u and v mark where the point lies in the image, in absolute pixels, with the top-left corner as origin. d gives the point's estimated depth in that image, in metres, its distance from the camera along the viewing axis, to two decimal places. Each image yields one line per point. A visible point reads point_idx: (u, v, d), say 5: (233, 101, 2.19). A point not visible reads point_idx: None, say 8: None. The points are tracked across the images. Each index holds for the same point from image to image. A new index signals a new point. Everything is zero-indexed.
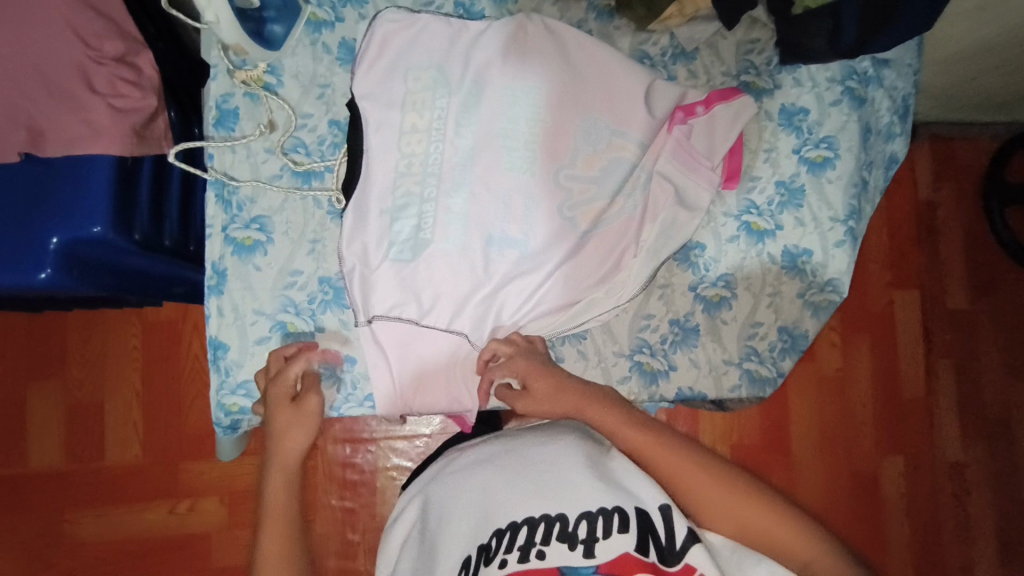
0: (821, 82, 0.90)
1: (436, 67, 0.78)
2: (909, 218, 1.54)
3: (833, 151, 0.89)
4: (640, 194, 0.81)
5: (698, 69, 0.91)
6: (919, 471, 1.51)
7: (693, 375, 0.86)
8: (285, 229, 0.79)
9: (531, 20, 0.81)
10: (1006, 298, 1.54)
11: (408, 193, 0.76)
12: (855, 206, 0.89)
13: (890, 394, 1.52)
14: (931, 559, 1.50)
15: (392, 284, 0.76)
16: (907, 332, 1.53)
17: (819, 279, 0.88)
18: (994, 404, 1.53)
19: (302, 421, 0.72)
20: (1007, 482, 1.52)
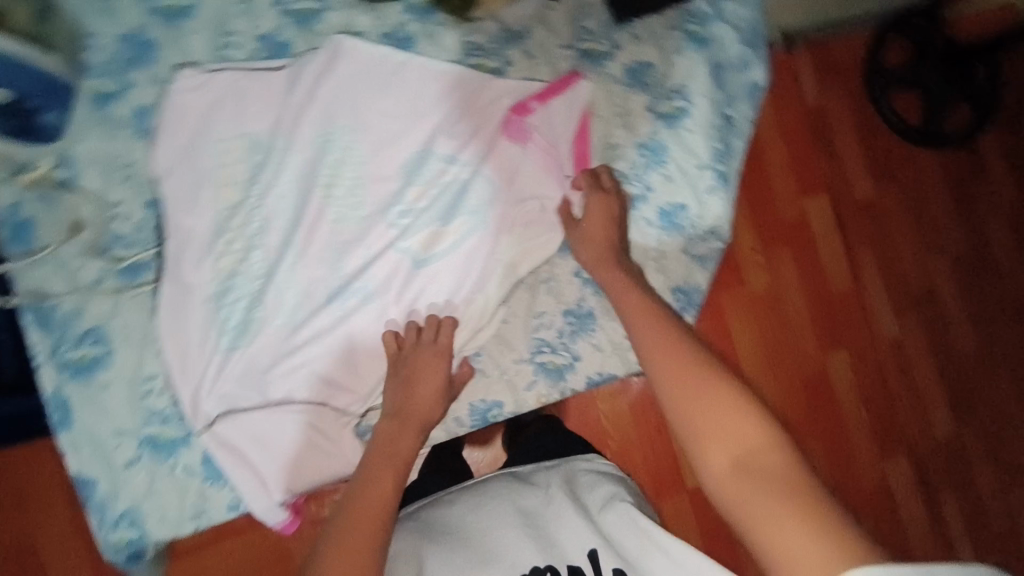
0: (660, 32, 0.87)
1: (248, 136, 0.77)
2: (802, 125, 1.48)
3: (686, 101, 0.87)
4: (475, 200, 0.80)
5: (532, 46, 0.84)
6: (866, 361, 1.48)
7: (596, 359, 0.85)
8: (125, 334, 0.74)
9: (338, 54, 0.78)
10: (905, 178, 1.55)
11: (228, 268, 0.76)
12: (718, 148, 0.88)
13: (821, 292, 1.47)
14: (892, 443, 1.49)
15: (247, 367, 0.76)
16: (825, 235, 1.47)
17: (699, 229, 0.87)
18: (915, 277, 1.54)
19: (413, 426, 0.71)
20: (944, 349, 1.54)
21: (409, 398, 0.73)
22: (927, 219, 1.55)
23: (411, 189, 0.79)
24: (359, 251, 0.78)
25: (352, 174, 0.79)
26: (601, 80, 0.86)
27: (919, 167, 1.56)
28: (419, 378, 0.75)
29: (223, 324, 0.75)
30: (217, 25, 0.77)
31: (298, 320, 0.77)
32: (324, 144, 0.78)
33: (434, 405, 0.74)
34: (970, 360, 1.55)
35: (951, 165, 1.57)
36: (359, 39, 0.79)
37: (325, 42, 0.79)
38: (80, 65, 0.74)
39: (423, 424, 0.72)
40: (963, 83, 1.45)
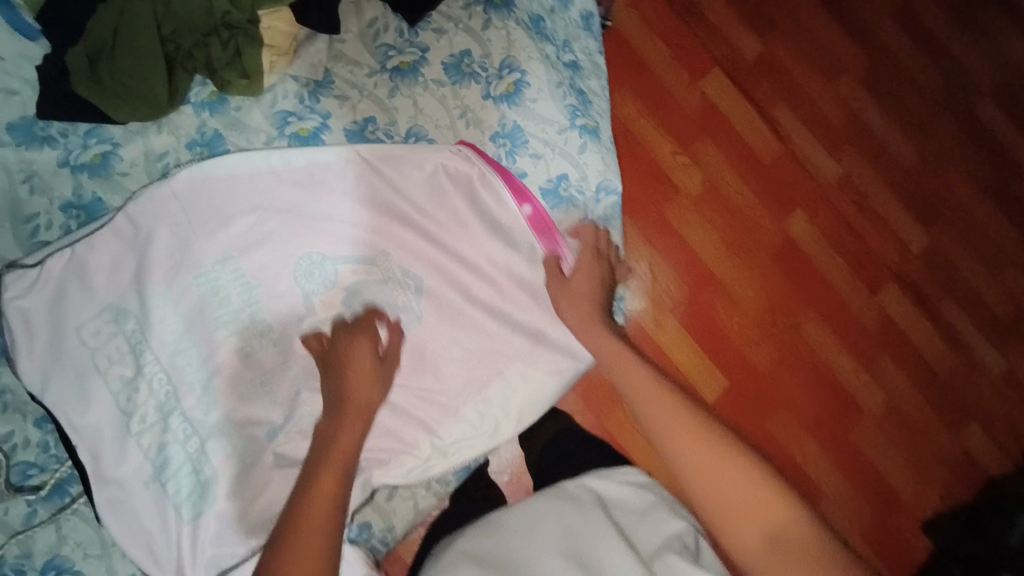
0: (460, 14, 0.82)
1: (112, 305, 0.71)
2: (665, 15, 1.42)
3: (518, 72, 0.82)
4: (376, 277, 0.78)
5: (343, 86, 0.78)
6: (819, 209, 1.45)
7: (557, 363, 0.82)
8: (84, 550, 0.69)
9: (180, 198, 0.73)
10: (783, 21, 1.48)
11: (157, 444, 0.71)
12: (572, 104, 0.84)
13: (753, 166, 1.43)
14: (877, 274, 1.46)
15: (232, 532, 0.71)
16: (732, 110, 1.43)
17: (589, 193, 0.84)
18: (833, 108, 1.49)
19: (352, 416, 0.68)
20: (889, 164, 1.49)
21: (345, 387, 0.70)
22: (821, 51, 1.49)
23: (319, 299, 0.76)
24: (287, 379, 0.75)
25: (247, 299, 0.75)
26: (427, 89, 0.80)
27: (792, 4, 1.49)
28: (348, 364, 0.71)
29: (175, 499, 0.70)
30: (13, 214, 0.71)
31: (250, 461, 0.73)
32: (196, 283, 0.73)
33: (372, 387, 0.70)
34: (914, 166, 1.50)
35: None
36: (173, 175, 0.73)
37: (170, 181, 0.73)
38: None
39: (362, 409, 0.69)
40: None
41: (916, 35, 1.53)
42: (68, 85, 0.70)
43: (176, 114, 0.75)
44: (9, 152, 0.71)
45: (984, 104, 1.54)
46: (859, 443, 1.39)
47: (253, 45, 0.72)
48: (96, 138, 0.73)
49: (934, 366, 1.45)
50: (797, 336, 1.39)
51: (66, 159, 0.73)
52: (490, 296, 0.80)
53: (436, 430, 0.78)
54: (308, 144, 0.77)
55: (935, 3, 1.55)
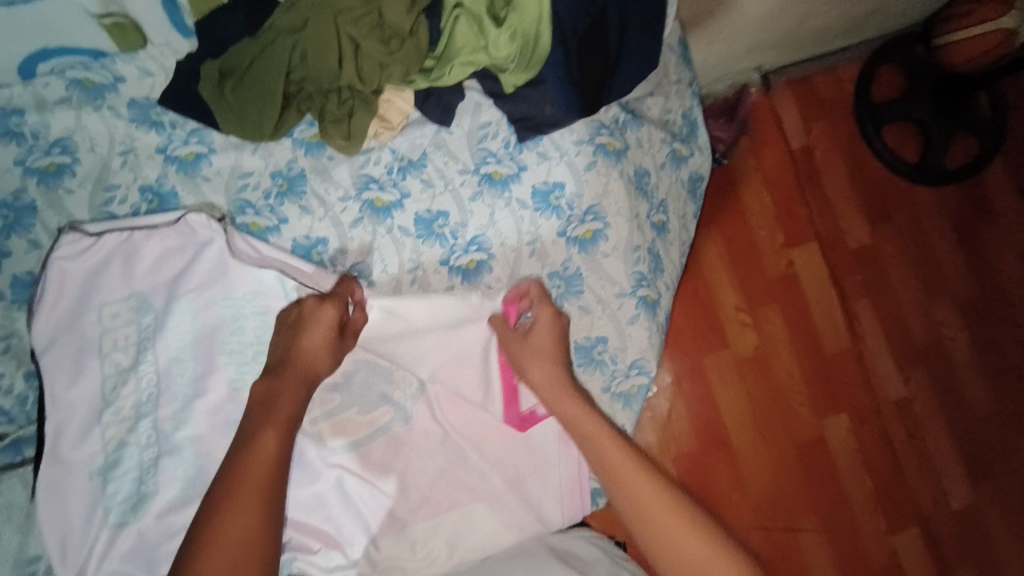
0: (569, 148, 0.81)
1: (139, 294, 0.73)
2: (783, 171, 1.35)
3: (600, 222, 0.81)
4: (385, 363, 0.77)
5: (432, 174, 0.80)
6: (866, 421, 1.33)
7: (520, 518, 0.78)
8: (8, 510, 0.70)
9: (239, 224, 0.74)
10: (902, 222, 1.40)
11: (117, 441, 0.70)
12: (640, 272, 0.82)
13: (814, 353, 1.32)
14: (901, 514, 1.32)
15: (144, 560, 0.69)
16: (814, 290, 1.33)
17: (621, 364, 0.82)
18: (917, 327, 1.39)
19: (295, 378, 0.66)
20: (954, 404, 1.38)
21: (294, 351, 0.67)
22: (928, 266, 1.40)
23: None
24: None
25: (257, 337, 0.74)
26: (507, 205, 0.80)
27: (919, 209, 1.41)
28: (307, 324, 0.68)
29: (109, 501, 0.69)
30: (97, 180, 0.75)
31: (191, 494, 0.70)
32: (217, 305, 0.74)
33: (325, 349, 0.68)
34: (984, 417, 1.38)
35: (953, 203, 1.42)
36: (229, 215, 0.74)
37: None
38: None
39: (309, 378, 0.67)
40: (958, 116, 1.32)
41: None
42: (196, 85, 0.74)
43: (274, 142, 0.77)
44: (121, 124, 0.75)
45: None
46: None
47: (369, 115, 0.76)
48: (197, 138, 0.77)
49: None
50: (792, 543, 1.25)
51: (163, 147, 0.76)
52: (486, 424, 0.78)
53: (377, 539, 0.75)
54: (377, 215, 0.78)
55: None
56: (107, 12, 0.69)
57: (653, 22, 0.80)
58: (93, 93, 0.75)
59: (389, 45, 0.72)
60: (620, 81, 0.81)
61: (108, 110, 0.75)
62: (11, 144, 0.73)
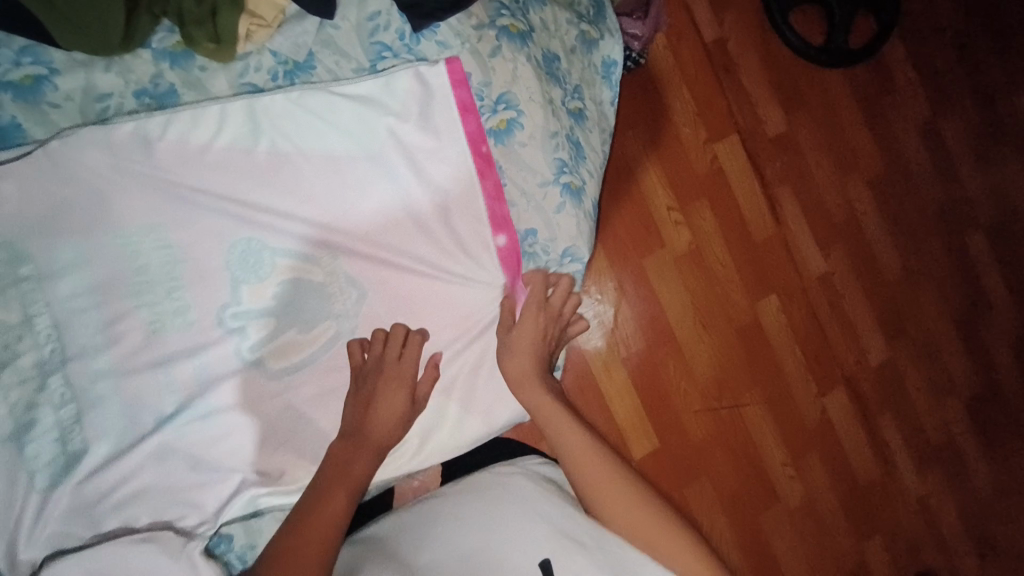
0: (468, 33, 0.75)
1: (3, 242, 0.64)
2: (701, 65, 1.34)
3: (513, 110, 0.76)
4: (315, 278, 0.73)
5: (323, 75, 0.73)
6: (794, 298, 1.41)
7: (482, 411, 0.80)
8: None
9: (116, 148, 0.67)
10: (814, 105, 1.44)
11: (16, 412, 0.63)
12: (562, 158, 0.79)
13: (743, 241, 1.37)
14: (830, 377, 1.44)
15: (88, 513, 0.65)
16: (739, 180, 1.36)
17: (554, 254, 0.81)
18: (834, 206, 1.46)
19: (371, 447, 0.71)
20: (869, 273, 1.49)
21: (365, 419, 0.71)
22: (840, 146, 1.46)
23: (248, 287, 0.70)
24: (187, 365, 0.68)
25: (168, 270, 0.68)
26: (414, 94, 0.74)
27: (829, 91, 1.45)
28: (381, 399, 0.72)
29: (31, 465, 0.63)
30: None
31: (125, 447, 0.66)
32: (115, 240, 0.67)
33: (394, 431, 0.72)
34: (894, 280, 1.51)
35: (859, 82, 1.47)
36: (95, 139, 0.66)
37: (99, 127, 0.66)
38: None
39: (380, 446, 0.71)
40: None
41: (935, 155, 1.52)
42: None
43: (130, 56, 0.67)
44: None
45: (974, 236, 1.54)
46: (771, 538, 1.36)
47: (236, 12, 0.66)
48: (30, 57, 0.65)
49: (859, 478, 1.44)
50: (739, 419, 1.34)
51: None
52: (438, 325, 0.78)
53: None
54: (264, 126, 0.71)
55: (963, 127, 1.53)
56: None
57: None
58: None
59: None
60: None
61: None
62: None
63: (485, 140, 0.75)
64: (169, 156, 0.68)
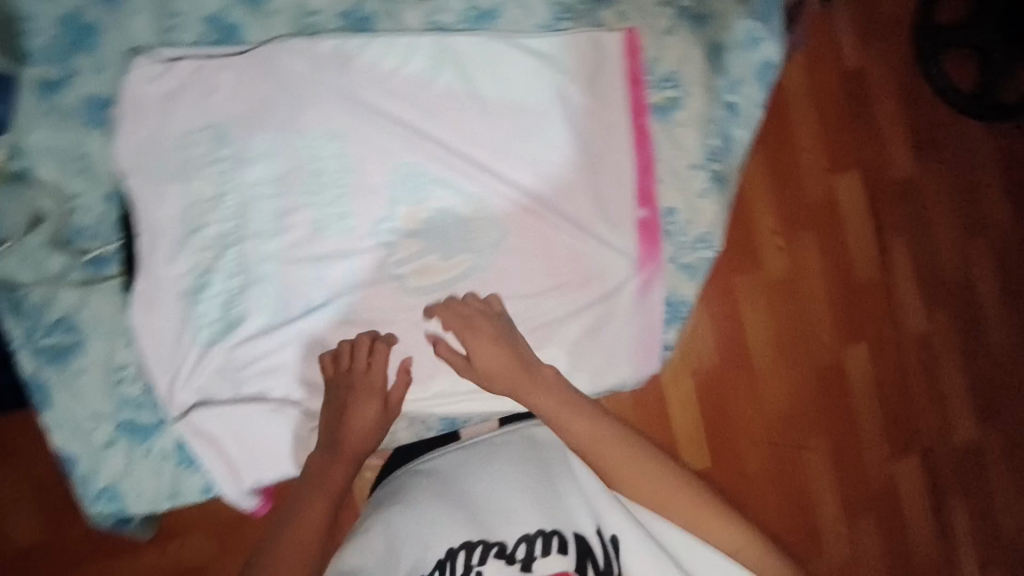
0: (649, 9, 0.79)
1: (216, 126, 0.73)
2: (838, 90, 1.29)
3: (678, 89, 0.80)
4: (463, 211, 0.79)
5: (505, 27, 0.78)
6: (885, 351, 1.33)
7: (591, 371, 0.82)
8: (95, 324, 0.74)
9: (326, 62, 0.75)
10: (946, 155, 1.37)
11: (204, 271, 0.75)
12: (712, 146, 0.82)
13: (844, 281, 1.29)
14: (908, 441, 1.34)
15: (240, 371, 0.76)
16: (853, 217, 1.29)
17: (688, 236, 0.82)
18: (947, 264, 1.38)
19: (346, 455, 0.71)
20: (970, 341, 1.39)
21: (341, 434, 0.72)
22: (966, 203, 1.38)
23: (404, 208, 0.79)
24: (341, 264, 0.78)
25: (339, 179, 0.77)
26: (587, 59, 0.78)
27: (962, 144, 1.38)
28: (352, 414, 0.73)
29: (199, 321, 0.75)
30: (160, 4, 0.72)
31: (277, 324, 0.77)
32: (298, 141, 0.75)
33: (368, 437, 0.72)
34: (995, 354, 1.41)
35: (998, 141, 1.40)
36: (309, 49, 0.74)
37: (311, 40, 0.75)
38: (18, 51, 0.69)
39: (357, 453, 0.71)
40: None
41: None
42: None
43: None
44: None
45: None
46: None
47: None
48: None
49: (916, 557, 1.34)
50: (803, 462, 1.26)
51: None
52: (568, 278, 0.81)
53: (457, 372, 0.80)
54: (448, 65, 0.77)
55: None
56: None
57: None
58: None
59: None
60: None
61: None
62: None
63: (644, 114, 0.79)
64: (365, 76, 0.76)
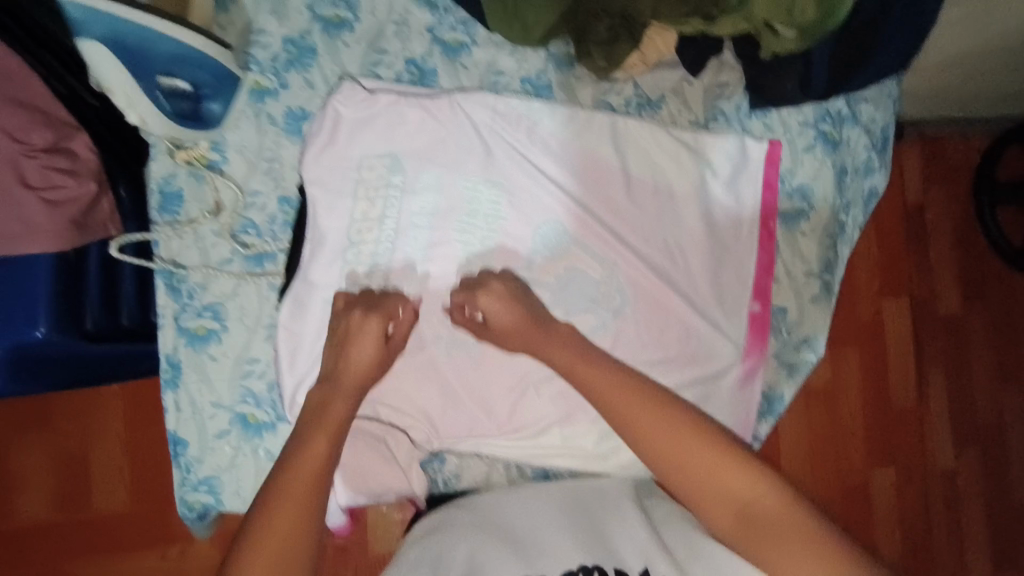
0: (794, 127, 0.87)
1: (394, 155, 0.81)
2: (896, 223, 1.31)
3: (806, 203, 0.88)
4: (594, 274, 0.84)
5: (665, 118, 0.86)
6: (912, 481, 1.29)
7: None
8: (239, 315, 0.79)
9: (504, 117, 0.83)
10: (998, 301, 1.34)
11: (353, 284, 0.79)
12: (830, 258, 0.88)
13: (879, 405, 1.28)
14: None
15: (364, 385, 0.79)
16: (897, 345, 1.29)
17: (793, 336, 0.88)
18: (984, 407, 1.33)
19: (333, 427, 0.65)
20: (1001, 490, 1.33)
21: (342, 365, 0.69)
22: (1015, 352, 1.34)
23: (541, 261, 0.84)
24: None
25: (488, 224, 0.83)
26: (731, 162, 0.86)
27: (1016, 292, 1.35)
28: (352, 342, 0.70)
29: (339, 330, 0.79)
30: (372, 41, 0.81)
31: (405, 346, 0.80)
32: (462, 183, 0.82)
33: (367, 376, 0.69)
34: None
35: None
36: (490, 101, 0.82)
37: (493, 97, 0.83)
38: (245, 59, 0.78)
39: (356, 392, 0.68)
40: None
41: None
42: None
43: (532, 50, 0.84)
44: None
45: None
46: None
47: (633, 44, 0.78)
48: (464, 27, 0.84)
49: None
50: None
51: (433, 27, 0.83)
52: (678, 354, 0.85)
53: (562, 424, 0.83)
54: (610, 140, 0.84)
55: None
56: None
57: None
58: None
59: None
60: (889, 50, 0.77)
61: None
62: None
63: (774, 218, 0.86)
64: (531, 137, 0.84)
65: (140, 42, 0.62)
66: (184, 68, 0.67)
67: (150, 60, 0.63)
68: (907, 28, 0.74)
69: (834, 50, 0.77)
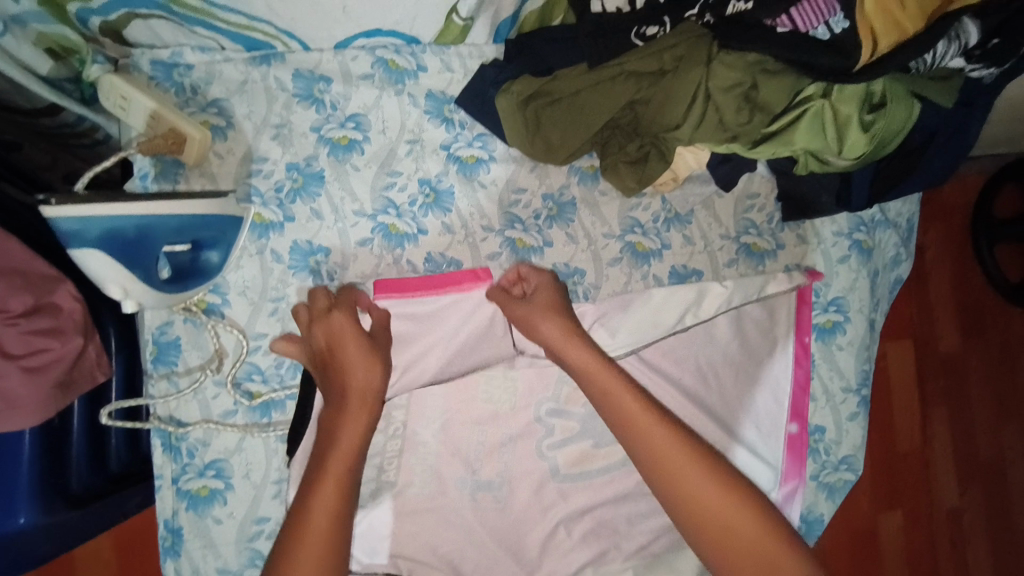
0: (828, 237, 0.84)
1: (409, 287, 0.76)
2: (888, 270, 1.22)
3: (842, 315, 0.84)
4: None
5: (695, 232, 0.81)
6: (918, 524, 1.17)
7: None
8: (245, 471, 0.72)
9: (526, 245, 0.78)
10: (993, 337, 1.22)
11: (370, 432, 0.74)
12: (866, 371, 0.84)
13: (883, 444, 1.17)
14: None
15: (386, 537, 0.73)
16: (901, 387, 1.18)
17: (833, 457, 0.83)
18: (984, 446, 1.20)
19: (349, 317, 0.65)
20: (1004, 528, 1.19)
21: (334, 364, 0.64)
22: (1014, 387, 1.21)
23: (569, 389, 0.78)
24: (500, 430, 0.77)
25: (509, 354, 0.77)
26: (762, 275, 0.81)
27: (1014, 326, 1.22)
28: (337, 344, 0.64)
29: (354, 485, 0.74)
30: (383, 163, 0.76)
31: (429, 492, 0.75)
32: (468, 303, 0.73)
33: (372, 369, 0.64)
34: None
35: None
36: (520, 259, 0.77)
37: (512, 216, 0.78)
38: (246, 192, 0.73)
39: (365, 386, 0.63)
40: None
41: None
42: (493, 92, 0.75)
43: (555, 166, 0.79)
44: (416, 113, 0.77)
45: None
46: None
47: (663, 165, 0.74)
48: (481, 142, 0.78)
49: None
50: None
51: (448, 144, 0.78)
52: None
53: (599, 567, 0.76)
54: (636, 259, 0.79)
55: None
56: (468, 16, 0.72)
57: (981, 106, 0.72)
58: (395, 75, 0.77)
59: (747, 111, 0.69)
60: (931, 165, 0.74)
61: (407, 96, 0.77)
62: (310, 108, 0.75)
63: (810, 332, 0.81)
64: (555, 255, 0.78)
65: (144, 231, 0.59)
66: (185, 235, 0.63)
67: (158, 241, 0.61)
68: (946, 150, 0.73)
69: (875, 173, 0.76)
